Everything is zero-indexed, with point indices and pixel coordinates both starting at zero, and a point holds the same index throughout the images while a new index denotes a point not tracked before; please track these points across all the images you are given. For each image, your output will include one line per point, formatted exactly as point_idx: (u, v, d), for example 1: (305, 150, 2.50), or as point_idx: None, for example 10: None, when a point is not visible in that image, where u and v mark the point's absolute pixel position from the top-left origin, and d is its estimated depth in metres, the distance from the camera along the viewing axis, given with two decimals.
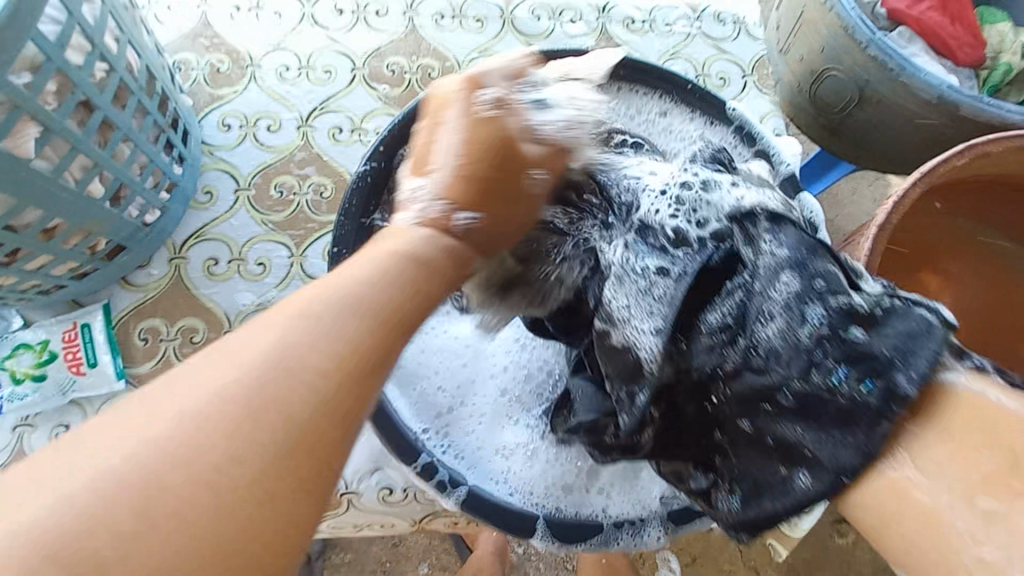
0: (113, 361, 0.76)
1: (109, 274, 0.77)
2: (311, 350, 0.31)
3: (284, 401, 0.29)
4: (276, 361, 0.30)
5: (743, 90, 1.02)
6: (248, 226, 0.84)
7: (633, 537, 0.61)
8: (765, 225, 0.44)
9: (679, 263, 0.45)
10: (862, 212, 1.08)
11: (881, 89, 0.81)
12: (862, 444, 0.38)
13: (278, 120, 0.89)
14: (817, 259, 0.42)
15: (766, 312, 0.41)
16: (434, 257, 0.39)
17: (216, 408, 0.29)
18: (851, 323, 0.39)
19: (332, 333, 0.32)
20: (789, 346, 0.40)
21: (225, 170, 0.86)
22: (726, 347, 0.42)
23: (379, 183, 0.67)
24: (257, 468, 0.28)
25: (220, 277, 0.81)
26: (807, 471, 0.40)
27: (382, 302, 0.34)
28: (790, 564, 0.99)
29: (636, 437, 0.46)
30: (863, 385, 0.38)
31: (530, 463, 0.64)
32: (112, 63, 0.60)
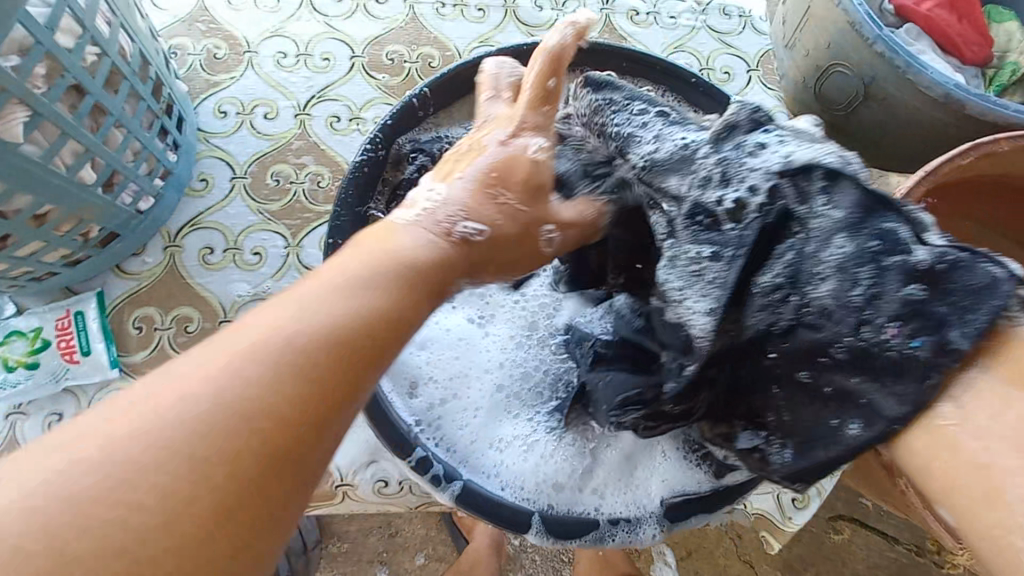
0: (106, 349, 0.76)
1: (102, 261, 0.76)
2: (277, 363, 0.32)
3: (259, 411, 0.31)
4: (242, 381, 0.31)
5: (747, 84, 1.01)
6: (244, 215, 0.83)
7: (626, 534, 0.61)
8: (819, 183, 0.41)
9: (728, 241, 0.43)
10: None
11: (887, 85, 0.80)
12: (911, 395, 0.37)
13: (275, 107, 0.88)
14: (875, 216, 0.40)
15: (819, 273, 0.41)
16: (427, 262, 0.41)
17: (196, 423, 0.30)
18: (908, 281, 0.38)
19: (291, 342, 0.33)
20: (842, 306, 0.40)
21: (221, 158, 0.85)
22: (781, 305, 0.43)
23: (374, 173, 0.67)
24: (191, 483, 0.29)
25: (215, 266, 0.81)
26: (859, 423, 0.41)
27: (348, 331, 0.34)
28: (785, 560, 0.99)
29: (691, 401, 0.50)
30: (913, 343, 0.37)
31: (526, 456, 0.64)
32: (104, 46, 0.59)
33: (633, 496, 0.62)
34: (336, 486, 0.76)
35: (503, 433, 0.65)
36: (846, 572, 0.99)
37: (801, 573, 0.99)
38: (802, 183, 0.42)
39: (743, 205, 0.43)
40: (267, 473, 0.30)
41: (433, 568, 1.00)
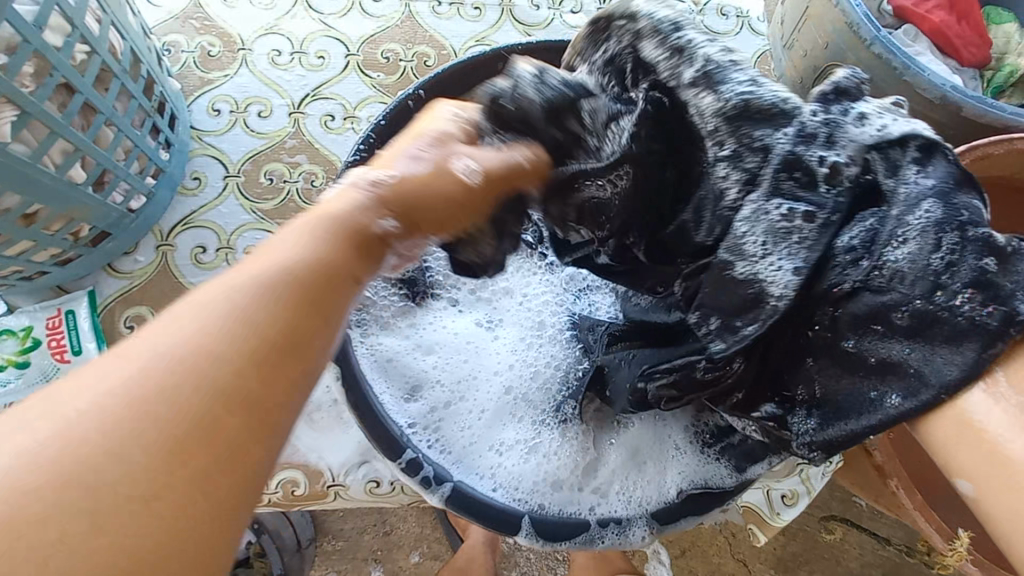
0: (98, 349, 0.75)
1: (94, 260, 0.75)
2: (221, 330, 0.28)
3: (201, 384, 0.27)
4: (182, 354, 0.27)
5: None
6: (237, 214, 0.83)
7: (617, 536, 0.61)
8: (912, 155, 0.40)
9: (825, 200, 0.40)
10: None
11: (883, 88, 0.80)
12: (970, 362, 0.37)
13: (269, 105, 0.87)
14: (960, 192, 0.39)
15: (900, 235, 0.39)
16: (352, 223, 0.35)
17: (135, 403, 0.26)
18: (983, 254, 0.37)
19: (203, 326, 0.28)
20: (917, 269, 0.38)
21: (214, 156, 0.84)
22: (850, 267, 0.41)
23: None
24: (144, 476, 0.25)
25: (208, 265, 0.80)
26: (900, 392, 0.40)
27: (284, 294, 0.31)
28: (778, 559, 0.99)
29: (729, 364, 0.47)
30: (983, 310, 0.37)
31: (522, 457, 0.64)
32: (94, 45, 0.58)
33: (626, 498, 0.62)
34: (328, 486, 0.76)
35: (499, 433, 0.65)
36: (839, 571, 0.99)
37: (794, 572, 0.99)
38: (894, 155, 0.40)
39: (837, 166, 0.40)
40: (222, 452, 0.27)
41: (428, 567, 1.00)
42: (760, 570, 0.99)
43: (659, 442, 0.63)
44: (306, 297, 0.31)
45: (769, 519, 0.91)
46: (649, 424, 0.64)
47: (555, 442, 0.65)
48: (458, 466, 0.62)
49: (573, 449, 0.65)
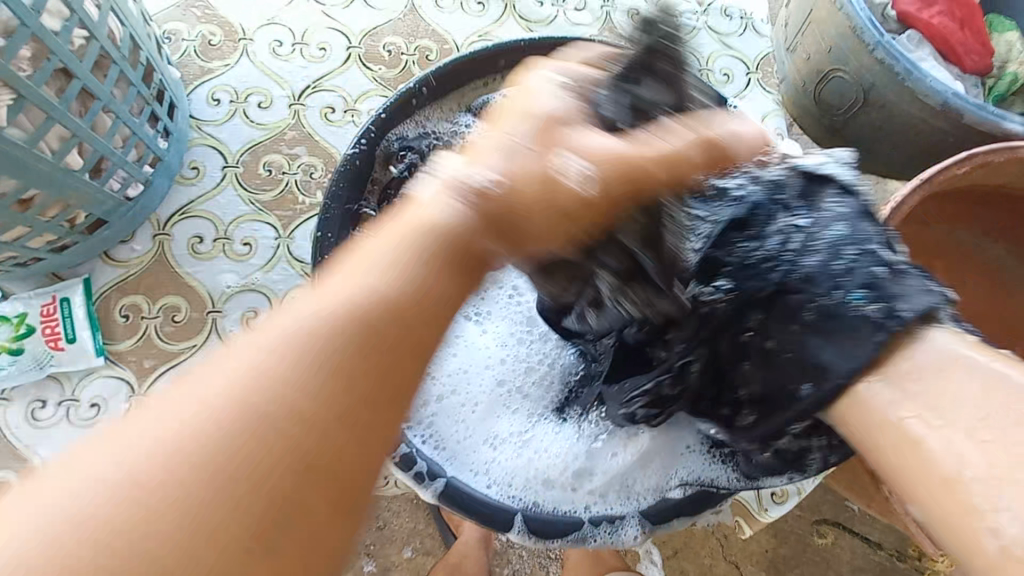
0: (92, 337, 0.75)
1: (90, 247, 0.75)
2: (311, 359, 0.29)
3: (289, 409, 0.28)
4: (271, 379, 0.28)
5: (746, 87, 1.00)
6: (235, 205, 0.82)
7: (609, 535, 0.60)
8: (832, 189, 0.45)
9: (720, 203, 0.46)
10: None
11: (886, 93, 0.80)
12: (866, 357, 0.38)
13: (269, 96, 0.87)
14: (868, 221, 0.44)
15: (811, 244, 0.43)
16: (455, 240, 0.35)
17: (236, 417, 0.27)
18: (877, 262, 0.41)
19: (268, 369, 0.29)
20: (823, 270, 0.42)
21: (213, 146, 0.84)
22: (766, 267, 0.44)
23: (365, 168, 0.66)
24: (225, 507, 0.26)
25: (205, 256, 0.80)
26: (812, 383, 0.41)
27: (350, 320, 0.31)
28: (770, 561, 0.99)
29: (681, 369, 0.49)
30: (863, 301, 0.40)
31: (515, 453, 0.64)
32: (92, 30, 0.58)
33: (620, 496, 0.62)
34: None
35: (493, 429, 0.65)
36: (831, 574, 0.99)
37: (786, 575, 0.99)
38: (813, 185, 0.46)
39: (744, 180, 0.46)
40: (318, 488, 0.28)
41: (420, 563, 1.00)
42: (752, 573, 0.99)
43: (662, 441, 0.62)
44: (365, 326, 0.31)
45: (757, 514, 0.95)
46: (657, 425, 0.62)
47: (548, 438, 0.65)
48: (450, 464, 0.61)
49: (567, 446, 0.64)
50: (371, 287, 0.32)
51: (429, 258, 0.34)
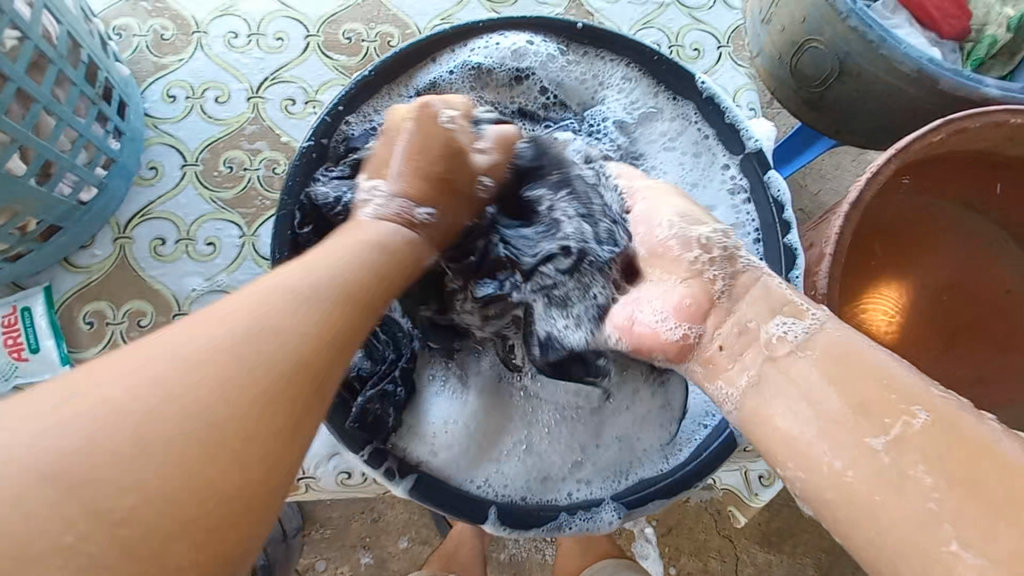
0: (56, 346, 0.73)
1: (47, 255, 0.73)
2: (239, 356, 0.33)
3: (275, 342, 0.34)
4: (260, 320, 0.35)
5: (717, 61, 0.98)
6: (196, 204, 0.80)
7: (585, 522, 0.59)
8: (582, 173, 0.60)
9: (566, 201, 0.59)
10: (842, 186, 1.10)
11: (861, 62, 0.78)
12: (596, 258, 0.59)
13: (227, 90, 0.84)
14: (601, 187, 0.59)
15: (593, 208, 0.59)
16: (394, 245, 0.47)
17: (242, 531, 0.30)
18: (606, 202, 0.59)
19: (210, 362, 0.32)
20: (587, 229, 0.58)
21: (171, 145, 0.82)
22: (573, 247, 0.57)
23: (320, 158, 0.65)
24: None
25: (168, 258, 0.78)
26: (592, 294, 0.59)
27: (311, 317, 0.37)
28: (763, 534, 1.00)
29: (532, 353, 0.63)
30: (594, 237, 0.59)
31: (507, 453, 0.62)
32: (25, 29, 0.55)
33: (605, 483, 0.62)
34: (298, 479, 0.76)
35: (478, 429, 0.63)
36: (822, 543, 1.01)
37: (777, 546, 1.00)
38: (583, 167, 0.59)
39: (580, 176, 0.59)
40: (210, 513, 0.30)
41: (416, 552, 1.00)
42: (746, 546, 1.00)
43: (651, 418, 0.63)
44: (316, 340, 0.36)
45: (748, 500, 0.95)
46: (642, 417, 0.63)
47: (547, 437, 0.62)
48: (436, 466, 0.60)
49: (567, 440, 0.62)
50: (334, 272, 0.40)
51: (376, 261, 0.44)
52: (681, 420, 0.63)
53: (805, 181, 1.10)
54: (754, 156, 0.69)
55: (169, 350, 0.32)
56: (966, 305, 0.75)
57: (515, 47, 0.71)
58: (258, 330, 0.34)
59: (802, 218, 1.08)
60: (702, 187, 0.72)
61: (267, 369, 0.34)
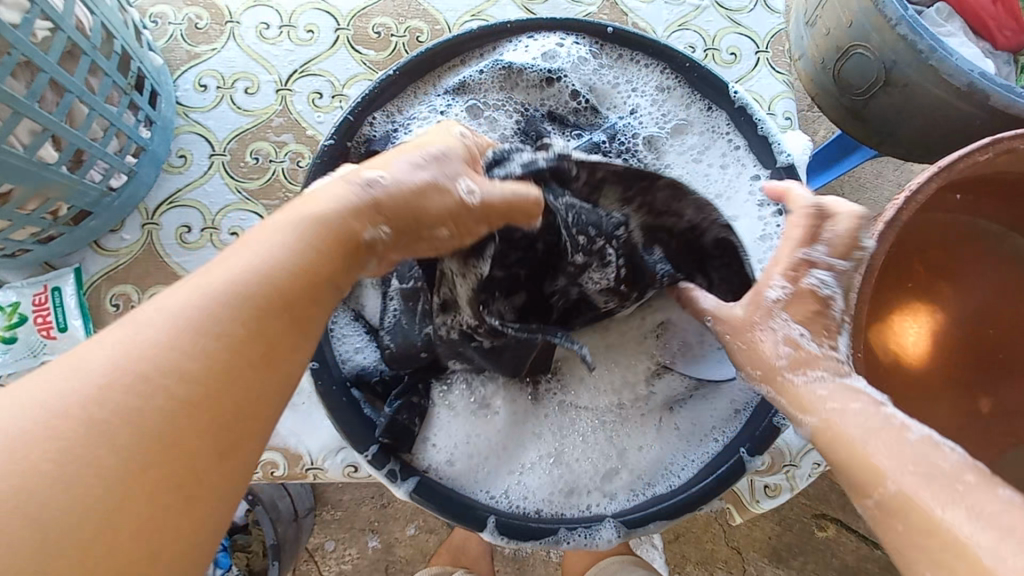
0: (83, 326, 0.76)
1: (78, 238, 0.75)
2: (170, 341, 0.32)
3: (211, 340, 0.33)
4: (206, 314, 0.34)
5: (755, 67, 0.94)
6: (222, 193, 0.82)
7: (585, 538, 0.58)
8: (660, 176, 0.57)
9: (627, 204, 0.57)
10: (883, 197, 1.05)
11: (908, 71, 0.74)
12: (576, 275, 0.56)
13: (256, 82, 0.85)
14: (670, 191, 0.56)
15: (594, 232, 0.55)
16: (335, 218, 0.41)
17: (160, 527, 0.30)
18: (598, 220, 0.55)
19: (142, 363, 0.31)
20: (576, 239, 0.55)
21: (201, 134, 0.83)
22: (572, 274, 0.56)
23: (336, 159, 0.65)
24: None
25: (192, 245, 0.80)
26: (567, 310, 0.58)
27: (250, 297, 0.35)
28: (773, 548, 0.99)
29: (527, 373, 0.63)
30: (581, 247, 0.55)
31: (527, 474, 0.62)
32: (57, 21, 0.56)
33: (615, 500, 0.61)
34: (306, 469, 0.76)
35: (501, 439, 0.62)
36: (833, 562, 0.98)
37: (787, 561, 0.99)
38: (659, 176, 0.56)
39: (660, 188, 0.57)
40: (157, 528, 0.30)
41: (423, 540, 1.01)
42: (754, 560, 0.99)
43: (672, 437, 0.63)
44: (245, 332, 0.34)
45: (749, 505, 0.88)
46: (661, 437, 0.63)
47: (573, 450, 0.63)
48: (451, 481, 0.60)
49: (591, 454, 0.62)
50: (296, 254, 0.38)
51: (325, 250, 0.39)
52: (702, 444, 0.62)
53: (843, 191, 1.05)
54: (786, 173, 0.66)
55: (147, 337, 0.32)
56: (997, 335, 0.70)
57: (545, 48, 0.69)
58: (203, 321, 0.33)
59: None
60: (729, 200, 0.69)
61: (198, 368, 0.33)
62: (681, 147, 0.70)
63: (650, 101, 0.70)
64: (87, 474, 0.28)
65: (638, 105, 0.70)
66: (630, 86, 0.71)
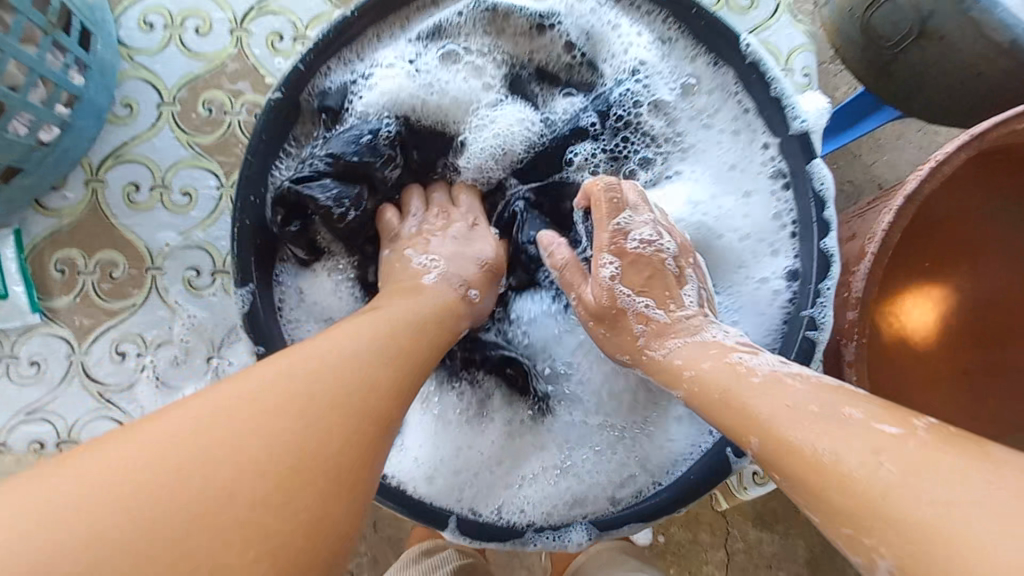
0: (26, 293, 0.70)
1: (14, 197, 0.69)
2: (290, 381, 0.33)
3: (321, 389, 0.33)
4: (322, 368, 0.34)
5: (772, 13, 0.84)
6: (172, 148, 0.74)
7: (553, 540, 0.55)
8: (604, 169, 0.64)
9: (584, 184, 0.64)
10: (903, 160, 0.96)
11: (946, 24, 0.64)
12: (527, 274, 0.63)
13: (208, 20, 0.76)
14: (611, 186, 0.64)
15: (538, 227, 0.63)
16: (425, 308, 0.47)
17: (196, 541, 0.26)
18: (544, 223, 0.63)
19: (256, 397, 0.31)
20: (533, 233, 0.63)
21: (147, 80, 0.75)
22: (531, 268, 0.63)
23: (287, 118, 0.57)
24: None
25: (142, 206, 0.73)
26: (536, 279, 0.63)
27: (363, 370, 0.36)
28: (758, 513, 0.94)
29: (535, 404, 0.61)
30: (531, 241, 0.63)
31: (507, 478, 0.58)
32: None
33: (590, 504, 0.57)
34: None
35: (469, 440, 0.60)
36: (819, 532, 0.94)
37: (772, 526, 0.94)
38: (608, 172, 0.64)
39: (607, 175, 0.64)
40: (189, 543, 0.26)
41: None
42: (738, 523, 0.93)
43: (652, 438, 0.59)
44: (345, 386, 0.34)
45: (735, 493, 0.87)
46: (640, 437, 0.59)
47: (544, 452, 0.60)
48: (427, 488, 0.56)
49: (563, 456, 0.59)
50: (402, 339, 0.41)
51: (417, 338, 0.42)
52: (684, 447, 0.57)
53: (860, 152, 0.96)
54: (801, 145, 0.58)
55: (276, 375, 0.33)
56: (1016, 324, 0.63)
57: None
58: (318, 370, 0.34)
59: (850, 193, 0.96)
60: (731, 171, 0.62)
61: (307, 406, 0.32)
62: (683, 111, 0.63)
63: (654, 56, 0.61)
64: (187, 453, 0.28)
65: (639, 60, 0.61)
66: (630, 38, 0.61)
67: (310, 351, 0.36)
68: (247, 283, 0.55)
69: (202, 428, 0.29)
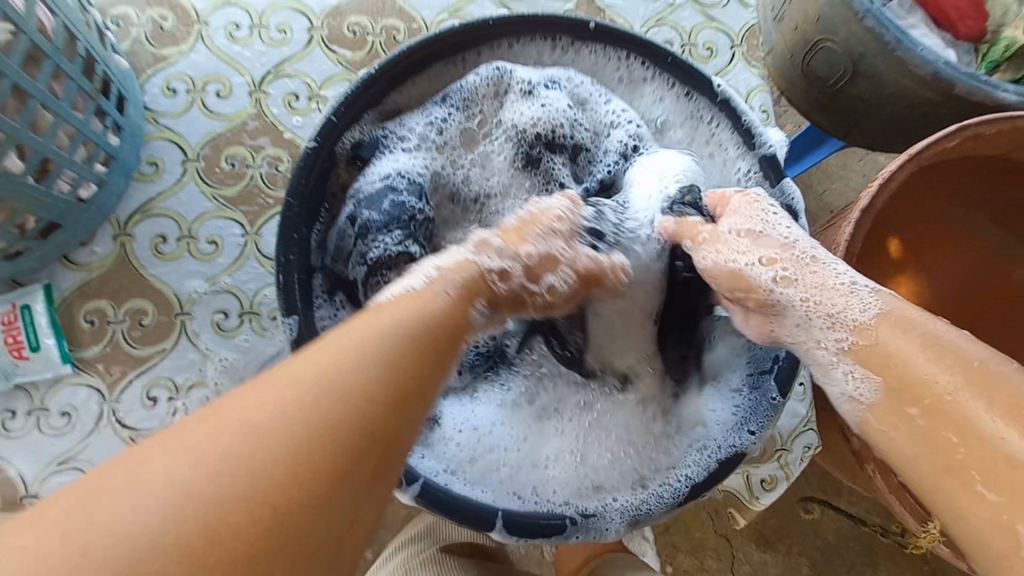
0: (57, 344, 0.73)
1: (48, 252, 0.73)
2: (296, 409, 0.33)
3: (328, 412, 0.33)
4: (332, 384, 0.35)
5: (731, 62, 0.95)
6: (197, 202, 0.79)
7: (592, 531, 0.58)
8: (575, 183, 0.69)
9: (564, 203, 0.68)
10: (851, 188, 1.04)
11: (876, 64, 0.68)
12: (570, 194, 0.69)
13: (228, 84, 0.83)
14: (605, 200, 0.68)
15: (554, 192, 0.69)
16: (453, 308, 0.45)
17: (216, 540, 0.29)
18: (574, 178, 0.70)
19: (260, 430, 0.32)
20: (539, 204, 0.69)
21: (171, 139, 0.81)
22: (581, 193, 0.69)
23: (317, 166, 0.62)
24: None
25: (169, 256, 0.77)
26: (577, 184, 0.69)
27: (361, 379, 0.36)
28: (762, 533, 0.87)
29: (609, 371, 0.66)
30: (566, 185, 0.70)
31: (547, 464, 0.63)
32: (18, 22, 0.55)
33: (624, 496, 0.60)
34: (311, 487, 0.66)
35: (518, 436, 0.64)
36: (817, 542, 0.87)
37: (775, 545, 0.87)
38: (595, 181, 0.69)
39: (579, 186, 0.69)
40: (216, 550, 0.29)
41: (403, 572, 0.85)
42: (745, 550, 0.87)
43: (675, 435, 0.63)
44: (352, 403, 0.34)
45: (749, 504, 0.86)
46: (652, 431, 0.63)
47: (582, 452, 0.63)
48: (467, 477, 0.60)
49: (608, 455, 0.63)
50: (415, 346, 0.40)
51: (423, 345, 0.41)
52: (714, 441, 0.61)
53: (812, 181, 1.04)
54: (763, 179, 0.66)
55: (284, 398, 0.33)
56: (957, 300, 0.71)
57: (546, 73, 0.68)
58: (322, 387, 0.34)
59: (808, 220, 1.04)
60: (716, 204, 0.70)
61: (312, 433, 0.32)
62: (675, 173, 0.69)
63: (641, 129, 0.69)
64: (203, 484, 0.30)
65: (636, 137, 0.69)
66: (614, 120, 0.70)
67: (320, 363, 0.36)
68: (291, 313, 0.59)
69: (214, 461, 0.30)
